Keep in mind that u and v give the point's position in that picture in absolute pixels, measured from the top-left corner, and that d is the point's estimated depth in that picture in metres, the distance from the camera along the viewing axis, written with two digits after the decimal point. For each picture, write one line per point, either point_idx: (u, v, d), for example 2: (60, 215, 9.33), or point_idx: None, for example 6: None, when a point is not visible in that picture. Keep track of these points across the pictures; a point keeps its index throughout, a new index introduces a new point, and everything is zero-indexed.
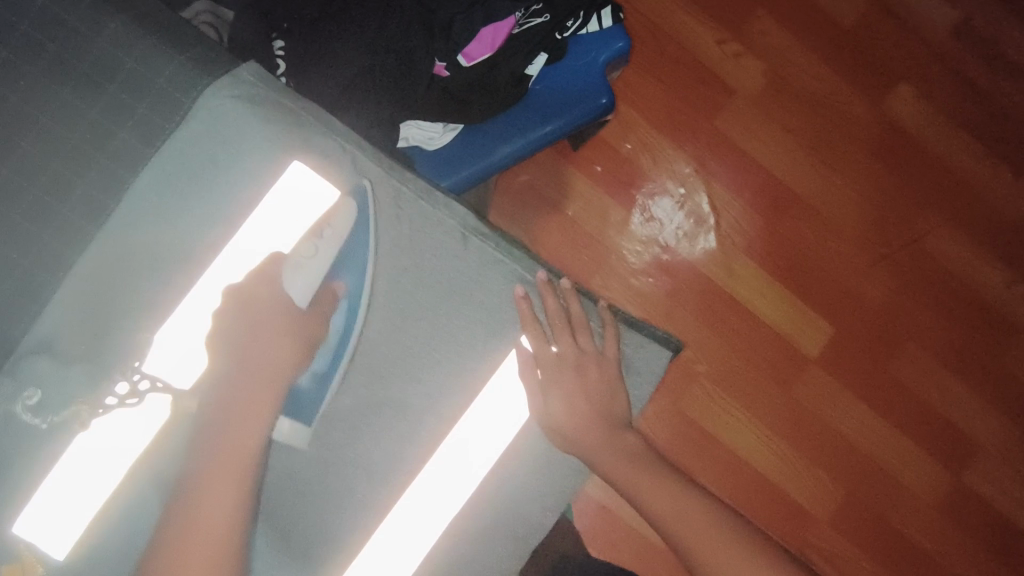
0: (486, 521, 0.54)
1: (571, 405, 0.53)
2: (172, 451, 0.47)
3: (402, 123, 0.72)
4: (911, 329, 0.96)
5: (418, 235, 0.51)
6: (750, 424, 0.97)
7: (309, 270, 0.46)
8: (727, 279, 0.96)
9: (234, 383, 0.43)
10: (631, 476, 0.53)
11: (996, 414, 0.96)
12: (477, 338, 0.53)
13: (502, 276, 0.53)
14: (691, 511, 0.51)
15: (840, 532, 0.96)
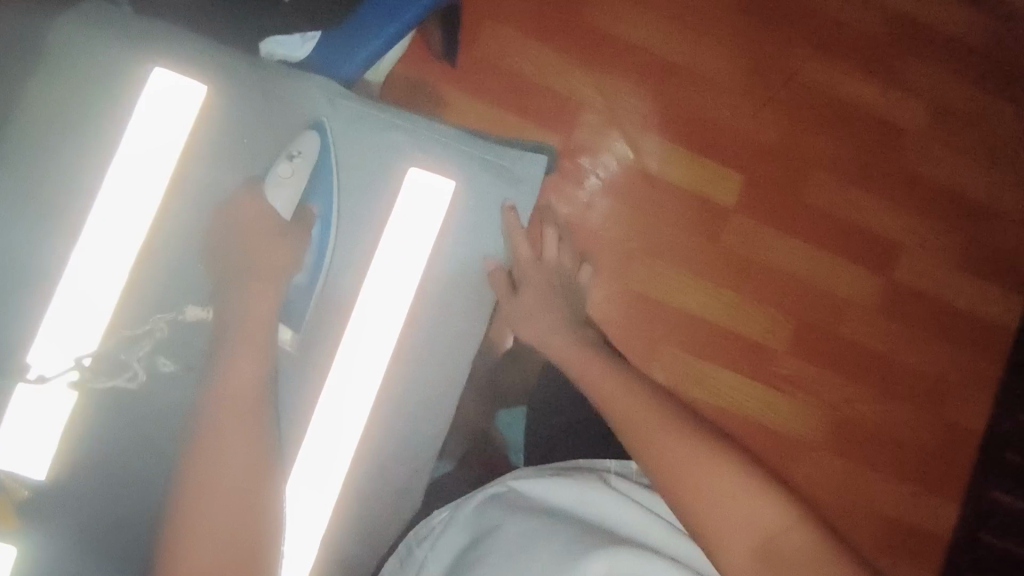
0: (423, 343, 0.61)
1: (534, 321, 0.70)
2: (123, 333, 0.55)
3: (261, 42, 0.67)
4: (812, 156, 1.06)
5: (297, 103, 0.62)
6: (694, 284, 1.03)
7: (289, 188, 0.60)
8: (637, 157, 1.02)
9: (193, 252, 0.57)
10: (573, 356, 0.67)
11: (904, 213, 1.07)
12: (373, 176, 0.62)
13: (377, 124, 0.63)
14: (638, 405, 0.58)
15: (801, 356, 1.04)
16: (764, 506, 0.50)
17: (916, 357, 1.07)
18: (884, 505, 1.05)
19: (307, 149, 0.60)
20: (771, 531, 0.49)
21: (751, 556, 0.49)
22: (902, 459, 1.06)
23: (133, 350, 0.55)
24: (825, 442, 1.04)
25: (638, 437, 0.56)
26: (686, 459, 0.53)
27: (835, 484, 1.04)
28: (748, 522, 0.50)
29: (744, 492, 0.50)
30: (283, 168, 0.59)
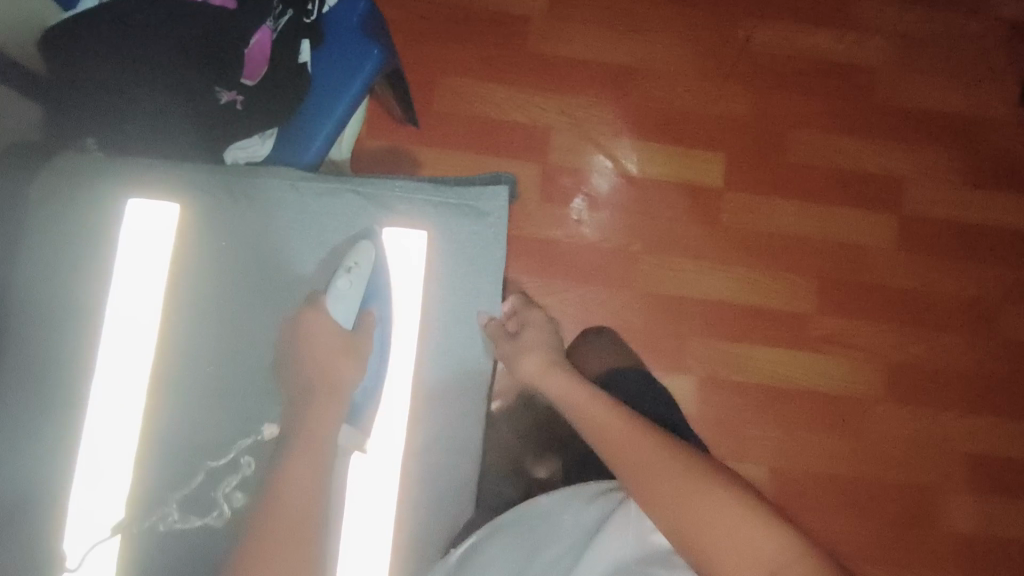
0: (431, 377, 0.69)
1: (535, 368, 0.63)
2: (163, 424, 0.65)
3: (223, 153, 0.71)
4: (786, 117, 1.06)
5: (272, 197, 0.71)
6: (706, 269, 1.02)
7: (351, 300, 0.65)
8: (616, 164, 1.03)
9: (219, 341, 0.67)
10: (584, 401, 0.58)
11: (896, 146, 1.06)
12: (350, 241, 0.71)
13: (344, 199, 0.72)
14: (642, 443, 0.53)
15: (833, 312, 1.02)
16: (763, 536, 0.46)
17: (953, 284, 1.03)
18: (966, 444, 1.00)
19: (363, 259, 0.66)
20: (776, 565, 0.44)
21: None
22: (970, 391, 1.01)
23: (205, 432, 0.66)
24: (885, 393, 1.00)
25: (629, 464, 0.53)
26: (676, 487, 0.50)
27: (908, 433, 1.00)
28: (748, 553, 0.45)
29: (741, 521, 0.46)
30: (341, 283, 0.65)
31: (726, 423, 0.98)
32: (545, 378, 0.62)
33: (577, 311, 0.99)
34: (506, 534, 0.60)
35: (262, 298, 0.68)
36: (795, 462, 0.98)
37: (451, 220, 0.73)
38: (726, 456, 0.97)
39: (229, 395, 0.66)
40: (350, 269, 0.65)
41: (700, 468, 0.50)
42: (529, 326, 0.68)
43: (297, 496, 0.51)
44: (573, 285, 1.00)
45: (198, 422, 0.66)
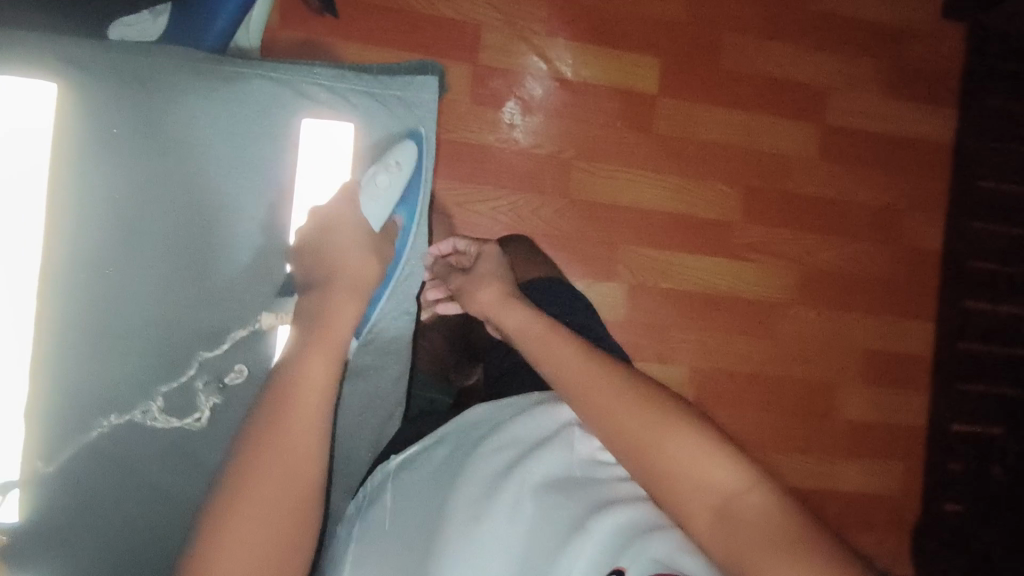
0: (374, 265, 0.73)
1: (490, 295, 0.64)
2: (87, 308, 0.66)
3: (109, 27, 0.70)
4: (723, 21, 1.04)
5: (178, 84, 0.68)
6: (638, 177, 1.02)
7: (382, 196, 0.68)
8: (550, 66, 0.99)
9: (137, 228, 0.67)
10: (538, 330, 0.59)
11: (825, 54, 1.07)
12: (271, 127, 0.71)
13: (264, 89, 0.71)
14: (594, 374, 0.54)
15: (756, 220, 1.05)
16: (718, 466, 0.47)
17: (865, 193, 1.09)
18: (865, 341, 1.09)
19: (403, 161, 0.70)
20: (728, 492, 0.46)
21: (705, 517, 0.45)
22: (873, 293, 1.09)
23: (149, 319, 0.68)
24: (798, 296, 1.06)
25: (596, 403, 0.52)
26: (635, 420, 0.50)
27: (816, 333, 1.07)
28: (704, 485, 0.46)
29: (697, 452, 0.47)
30: (381, 179, 0.68)
31: (651, 327, 1.02)
32: (501, 306, 0.63)
33: (509, 219, 0.98)
34: (443, 450, 0.58)
35: (198, 193, 0.69)
36: (713, 361, 1.04)
37: (382, 103, 0.74)
38: (650, 358, 1.02)
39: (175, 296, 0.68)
40: (389, 168, 0.69)
41: (659, 403, 0.51)
42: (483, 258, 0.69)
43: (298, 449, 0.48)
44: (505, 192, 0.98)
45: (152, 320, 0.68)
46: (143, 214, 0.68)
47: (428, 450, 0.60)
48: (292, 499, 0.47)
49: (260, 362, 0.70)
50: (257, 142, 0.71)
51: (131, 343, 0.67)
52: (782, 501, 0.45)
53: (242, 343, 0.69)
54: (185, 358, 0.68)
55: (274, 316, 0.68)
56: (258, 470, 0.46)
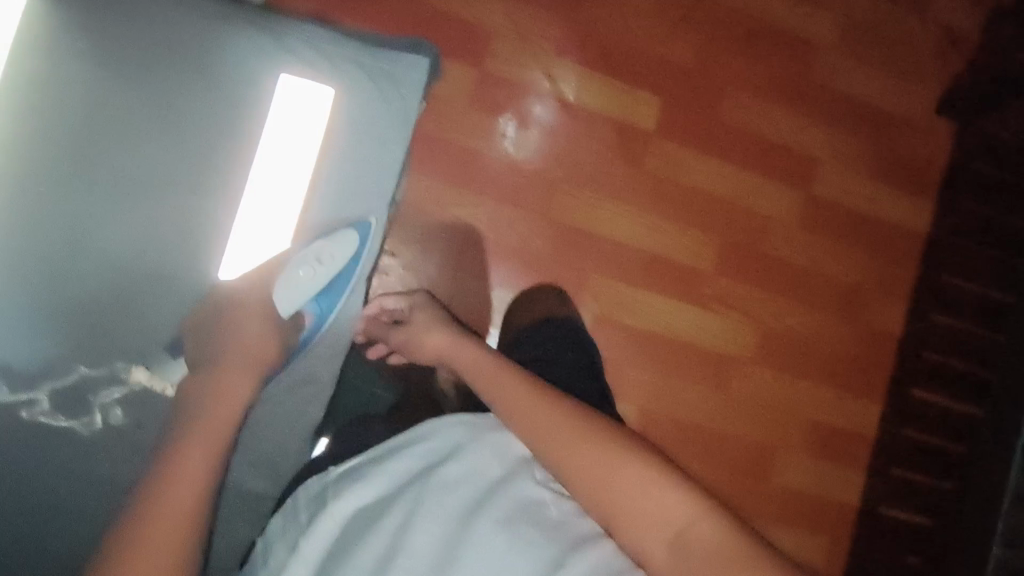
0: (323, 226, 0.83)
1: (437, 341, 0.79)
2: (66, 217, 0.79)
3: None
4: (727, 76, 1.06)
5: (178, 31, 0.82)
6: (619, 210, 1.02)
7: (300, 288, 0.80)
8: (553, 86, 0.99)
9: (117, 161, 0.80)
10: (477, 364, 0.72)
11: (819, 127, 1.09)
12: (247, 84, 0.83)
13: (251, 47, 0.83)
14: (545, 416, 0.62)
15: (728, 274, 1.06)
16: (671, 497, 0.56)
17: (837, 267, 1.10)
18: (812, 412, 1.10)
19: (336, 254, 0.82)
20: (680, 520, 0.54)
21: (661, 541, 0.54)
22: (828, 366, 1.10)
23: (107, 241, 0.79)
24: (757, 356, 1.07)
25: (552, 448, 0.60)
26: (596, 465, 0.58)
27: (768, 396, 1.08)
28: (658, 516, 0.55)
29: (649, 486, 0.56)
30: (302, 272, 0.80)
31: (607, 362, 1.02)
32: (450, 347, 0.77)
33: (484, 228, 0.98)
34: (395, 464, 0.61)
35: (161, 171, 0.80)
36: (663, 406, 1.04)
37: (375, 74, 0.86)
38: None
39: (106, 263, 0.79)
40: (320, 261, 0.80)
41: (609, 438, 0.60)
42: (419, 310, 0.84)
43: (180, 487, 0.57)
44: (486, 201, 0.97)
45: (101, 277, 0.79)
46: (124, 153, 0.80)
47: (374, 463, 0.62)
48: (184, 526, 0.55)
49: (157, 386, 0.80)
50: (219, 134, 0.82)
51: (70, 299, 0.78)
52: (723, 522, 0.54)
53: (143, 362, 0.79)
54: (114, 348, 0.79)
55: (148, 377, 0.79)
56: (160, 505, 0.55)
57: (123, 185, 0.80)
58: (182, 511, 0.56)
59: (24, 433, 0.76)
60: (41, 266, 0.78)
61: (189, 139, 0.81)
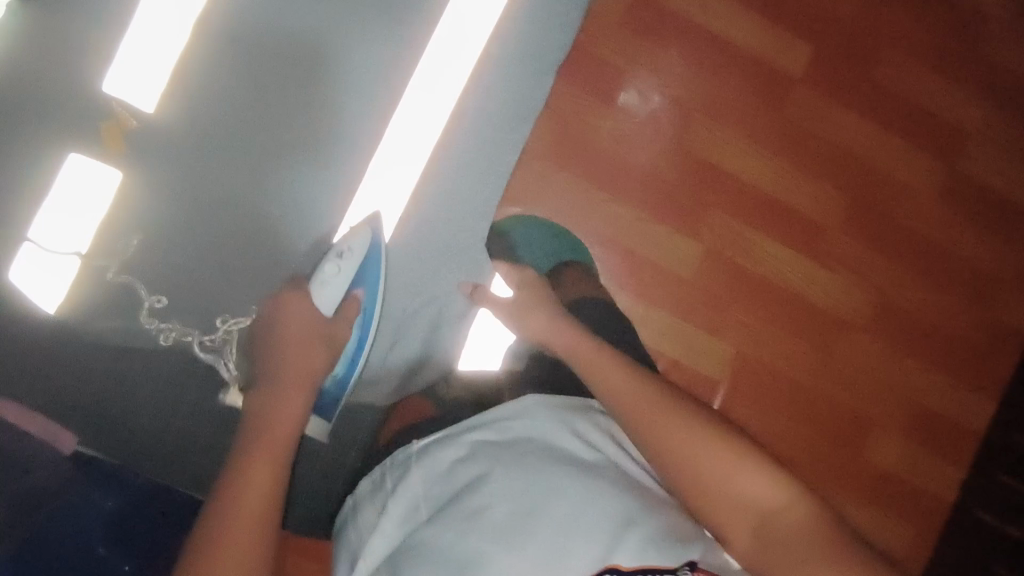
0: (472, 117, 0.90)
1: (537, 324, 0.73)
2: (180, 155, 0.80)
3: None
4: (886, 39, 1.04)
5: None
6: (749, 150, 1.02)
7: (331, 287, 0.78)
8: (707, 20, 1.01)
9: (252, 110, 0.82)
10: (572, 345, 0.67)
11: (974, 103, 1.06)
12: (404, 45, 0.86)
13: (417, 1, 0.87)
14: (629, 390, 0.57)
15: (850, 236, 1.03)
16: (765, 481, 0.50)
17: (969, 249, 1.06)
18: (916, 394, 1.05)
19: (355, 246, 0.80)
20: (775, 504, 0.49)
21: (744, 536, 0.49)
22: (942, 349, 1.05)
23: (227, 183, 0.81)
24: (867, 326, 1.04)
25: (639, 422, 0.55)
26: (682, 444, 0.53)
27: (874, 366, 1.04)
28: (748, 499, 0.50)
29: (733, 465, 0.51)
30: (329, 269, 0.78)
31: (712, 298, 1.01)
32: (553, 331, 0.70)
33: (617, 145, 0.98)
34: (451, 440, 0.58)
35: (296, 160, 0.83)
36: (760, 353, 1.02)
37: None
38: (700, 327, 1.00)
39: (236, 198, 0.81)
40: (325, 269, 0.78)
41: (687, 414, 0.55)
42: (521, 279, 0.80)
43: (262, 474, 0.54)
44: (622, 118, 0.98)
45: (210, 262, 0.81)
46: (260, 104, 0.82)
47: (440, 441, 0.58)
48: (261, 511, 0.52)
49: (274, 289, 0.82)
50: (369, 100, 0.85)
51: (181, 267, 0.80)
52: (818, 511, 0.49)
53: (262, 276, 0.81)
54: (224, 269, 0.81)
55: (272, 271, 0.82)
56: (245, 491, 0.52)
57: (251, 172, 0.82)
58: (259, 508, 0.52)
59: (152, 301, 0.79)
60: (186, 191, 0.80)
61: (329, 101, 0.84)
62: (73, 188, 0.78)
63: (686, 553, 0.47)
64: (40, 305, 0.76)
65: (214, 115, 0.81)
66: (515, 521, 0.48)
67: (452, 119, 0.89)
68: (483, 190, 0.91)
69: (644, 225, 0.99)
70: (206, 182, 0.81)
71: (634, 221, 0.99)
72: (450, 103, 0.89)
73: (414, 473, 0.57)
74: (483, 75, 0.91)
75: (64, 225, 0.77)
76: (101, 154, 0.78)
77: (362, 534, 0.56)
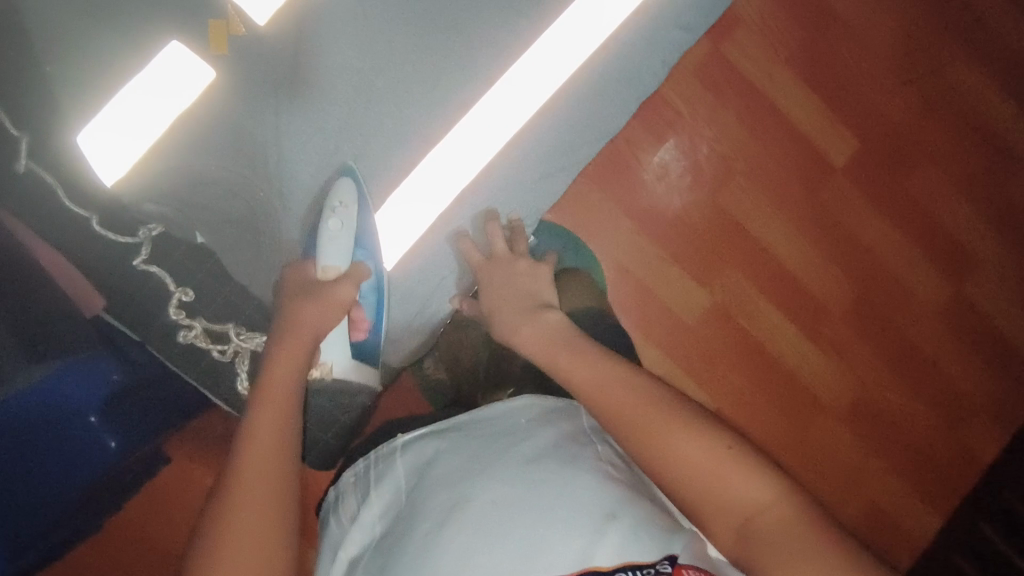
0: (559, 110, 0.84)
1: (531, 335, 0.65)
2: (236, 80, 0.75)
3: None
4: (930, 153, 1.09)
5: None
6: (778, 221, 1.05)
7: (341, 239, 0.72)
8: (771, 91, 1.04)
9: (325, 53, 0.77)
10: (554, 353, 0.62)
11: (994, 234, 1.10)
12: (517, 27, 0.81)
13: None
14: (610, 383, 0.56)
15: (850, 326, 1.07)
16: (748, 482, 0.48)
17: (955, 370, 1.10)
18: (874, 493, 1.08)
19: (347, 199, 0.74)
20: (755, 508, 0.48)
21: (728, 535, 0.48)
22: (906, 457, 1.09)
23: (271, 125, 0.76)
24: (844, 416, 1.07)
25: (610, 418, 0.54)
26: (654, 429, 0.52)
27: (842, 457, 1.07)
28: (728, 496, 0.49)
29: (721, 467, 0.49)
30: (333, 224, 0.72)
31: (708, 351, 1.03)
32: (527, 329, 0.66)
33: (657, 183, 1.01)
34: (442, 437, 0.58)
35: (349, 121, 0.78)
36: (740, 415, 1.04)
37: None
38: (691, 376, 1.03)
39: (274, 141, 0.76)
40: (335, 208, 0.73)
41: (671, 408, 0.53)
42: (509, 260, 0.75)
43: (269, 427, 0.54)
44: (669, 159, 1.01)
45: (231, 197, 0.75)
46: (328, 53, 0.77)
47: (431, 436, 0.59)
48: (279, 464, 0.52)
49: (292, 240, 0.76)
50: (456, 79, 0.79)
51: (197, 196, 0.74)
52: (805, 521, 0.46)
53: (277, 229, 0.76)
54: (242, 209, 0.75)
55: (296, 227, 0.76)
56: (245, 471, 0.50)
57: (298, 121, 0.76)
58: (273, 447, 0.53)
59: (171, 211, 0.73)
60: (252, 100, 0.75)
61: (406, 69, 0.78)
62: (162, 75, 0.73)
63: (669, 547, 0.45)
64: (100, 174, 0.71)
65: (278, 51, 0.76)
66: (489, 514, 0.48)
67: (537, 111, 0.83)
68: (547, 184, 0.84)
69: (663, 265, 1.01)
70: (254, 116, 0.75)
71: (654, 258, 1.01)
72: (538, 97, 0.82)
73: (398, 465, 0.58)
74: (584, 76, 0.84)
75: (143, 107, 0.72)
76: (202, 50, 0.74)
77: (346, 514, 0.58)
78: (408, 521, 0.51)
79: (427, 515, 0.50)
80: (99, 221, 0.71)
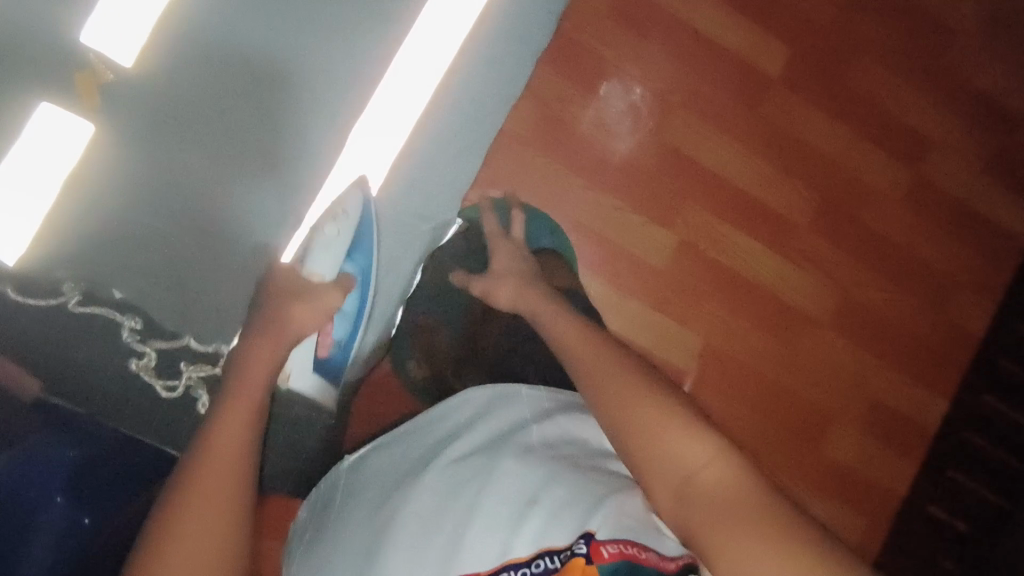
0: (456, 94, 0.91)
1: (519, 297, 0.66)
2: (115, 145, 0.79)
3: None
4: (861, 43, 1.07)
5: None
6: (724, 143, 1.04)
7: (333, 251, 0.77)
8: (691, 18, 1.02)
9: (201, 107, 0.80)
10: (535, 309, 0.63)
11: (937, 108, 1.10)
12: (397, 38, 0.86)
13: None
14: (575, 336, 0.56)
15: (817, 231, 1.06)
16: (693, 443, 0.44)
17: (928, 253, 1.09)
18: (874, 391, 1.08)
19: (351, 211, 0.81)
20: (696, 470, 0.43)
21: (667, 493, 0.44)
22: (897, 347, 1.09)
23: (166, 185, 0.80)
24: (828, 322, 1.07)
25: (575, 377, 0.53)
26: (610, 397, 0.49)
27: (835, 363, 1.07)
28: (671, 459, 0.44)
29: (667, 423, 0.45)
30: (329, 231, 0.78)
31: (681, 288, 1.02)
32: (519, 295, 0.66)
33: (596, 135, 0.98)
34: (383, 453, 0.58)
35: (243, 165, 0.81)
36: (728, 345, 1.04)
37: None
38: (671, 317, 1.02)
39: (172, 199, 0.80)
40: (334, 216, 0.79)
41: (626, 369, 0.50)
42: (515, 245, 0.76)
43: (227, 454, 0.48)
44: (600, 104, 0.98)
45: (143, 258, 0.79)
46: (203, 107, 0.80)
47: (372, 452, 0.59)
48: (235, 476, 0.48)
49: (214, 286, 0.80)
50: (342, 104, 0.84)
51: (107, 263, 0.78)
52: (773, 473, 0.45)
53: (198, 279, 0.80)
54: (157, 268, 0.79)
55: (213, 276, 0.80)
56: (205, 472, 0.47)
57: (194, 176, 0.80)
58: (231, 477, 0.48)
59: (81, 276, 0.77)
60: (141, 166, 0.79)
61: (290, 105, 0.82)
62: (42, 144, 0.76)
63: (585, 522, 0.45)
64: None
65: (158, 115, 0.79)
66: (411, 522, 0.48)
67: (437, 89, 0.90)
68: (460, 160, 0.91)
69: (620, 215, 1.00)
70: (148, 182, 0.79)
71: (611, 209, 0.99)
72: (435, 79, 0.89)
73: (341, 487, 0.58)
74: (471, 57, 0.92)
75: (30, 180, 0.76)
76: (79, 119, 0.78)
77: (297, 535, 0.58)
78: (341, 542, 0.51)
79: (355, 535, 0.50)
80: (17, 290, 0.74)
